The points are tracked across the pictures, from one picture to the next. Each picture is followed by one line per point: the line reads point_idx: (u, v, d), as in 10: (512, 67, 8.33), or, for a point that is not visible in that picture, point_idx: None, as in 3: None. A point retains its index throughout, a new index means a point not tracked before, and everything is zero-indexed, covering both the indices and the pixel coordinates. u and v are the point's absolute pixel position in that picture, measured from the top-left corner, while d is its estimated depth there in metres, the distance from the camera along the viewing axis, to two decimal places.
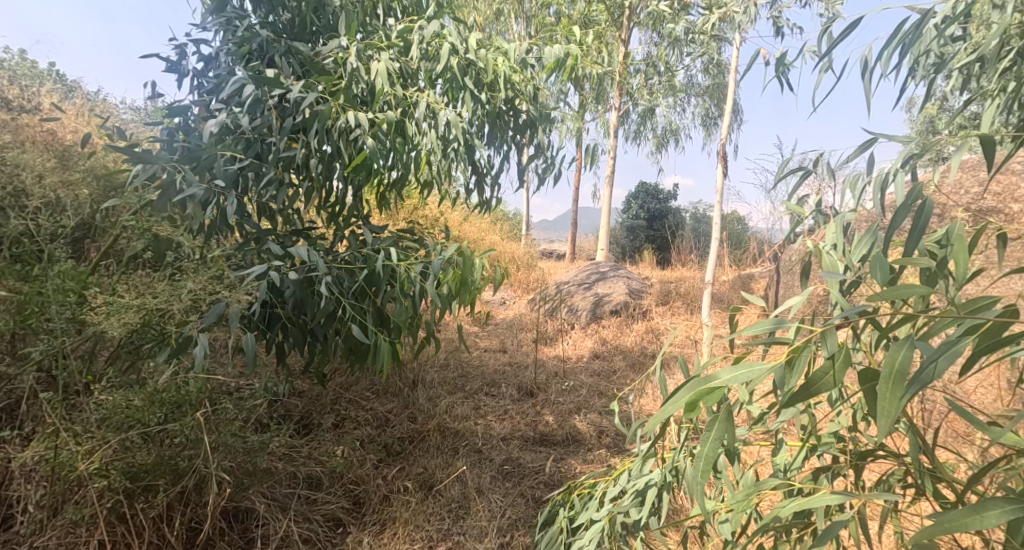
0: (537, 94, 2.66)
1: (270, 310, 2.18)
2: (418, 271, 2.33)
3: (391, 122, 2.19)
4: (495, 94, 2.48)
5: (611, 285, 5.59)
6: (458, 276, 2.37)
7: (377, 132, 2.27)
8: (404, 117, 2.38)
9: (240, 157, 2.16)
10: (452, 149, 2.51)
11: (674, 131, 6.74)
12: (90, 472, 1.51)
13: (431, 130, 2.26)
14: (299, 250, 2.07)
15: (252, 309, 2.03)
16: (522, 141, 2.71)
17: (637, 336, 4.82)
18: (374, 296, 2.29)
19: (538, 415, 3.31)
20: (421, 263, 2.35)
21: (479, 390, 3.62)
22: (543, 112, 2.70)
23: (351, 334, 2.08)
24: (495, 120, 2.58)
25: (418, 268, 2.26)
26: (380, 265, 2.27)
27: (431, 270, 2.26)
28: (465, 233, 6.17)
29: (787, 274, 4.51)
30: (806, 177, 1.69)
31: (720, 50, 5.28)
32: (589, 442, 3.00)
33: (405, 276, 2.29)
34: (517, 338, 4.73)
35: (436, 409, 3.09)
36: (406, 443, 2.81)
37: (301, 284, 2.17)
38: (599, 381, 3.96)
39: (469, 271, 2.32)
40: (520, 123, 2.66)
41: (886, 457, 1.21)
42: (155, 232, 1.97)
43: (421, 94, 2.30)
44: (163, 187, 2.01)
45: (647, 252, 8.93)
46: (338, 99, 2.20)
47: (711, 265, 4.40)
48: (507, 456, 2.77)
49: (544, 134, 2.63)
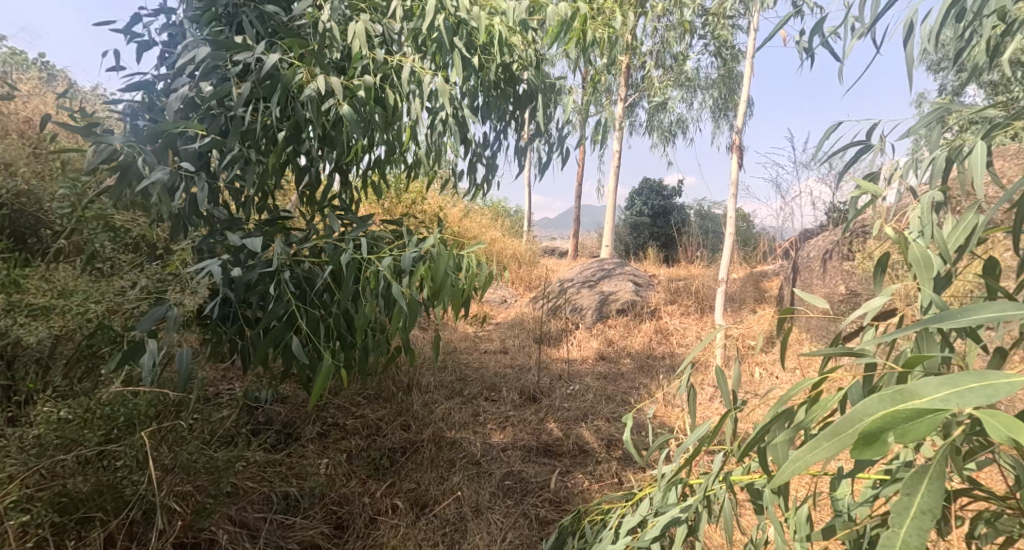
0: (538, 62, 2.50)
1: (229, 308, 1.95)
2: (394, 263, 2.07)
3: (370, 89, 2.04)
4: (491, 58, 2.35)
5: (618, 284, 5.34)
6: (431, 273, 2.05)
7: (356, 101, 2.12)
8: (385, 86, 2.24)
9: (202, 134, 1.99)
10: (444, 124, 2.36)
11: (682, 124, 6.48)
12: (6, 506, 1.26)
13: (416, 99, 2.12)
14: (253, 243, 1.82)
15: (209, 308, 1.81)
16: (519, 116, 2.58)
17: (645, 337, 4.58)
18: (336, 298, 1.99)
19: (541, 423, 3.07)
20: (394, 257, 2.07)
21: (478, 395, 3.38)
22: (545, 85, 2.50)
23: (291, 346, 1.78)
24: (491, 90, 2.45)
25: (385, 261, 1.97)
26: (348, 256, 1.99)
27: (401, 265, 1.98)
28: (465, 229, 5.94)
29: (804, 272, 4.25)
30: (865, 152, 1.48)
31: (733, 34, 5.00)
32: (596, 453, 2.76)
33: (375, 270, 2.01)
34: (519, 339, 4.49)
35: (431, 417, 2.87)
36: (397, 454, 2.57)
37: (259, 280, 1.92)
38: (606, 385, 3.71)
39: (440, 267, 1.99)
40: (517, 95, 2.50)
41: (983, 499, 0.97)
42: (111, 222, 1.76)
43: (405, 59, 2.16)
44: (120, 171, 1.77)
45: (652, 250, 8.67)
46: (311, 65, 2.03)
47: (724, 263, 4.15)
48: (507, 470, 2.53)
49: (545, 108, 2.46)
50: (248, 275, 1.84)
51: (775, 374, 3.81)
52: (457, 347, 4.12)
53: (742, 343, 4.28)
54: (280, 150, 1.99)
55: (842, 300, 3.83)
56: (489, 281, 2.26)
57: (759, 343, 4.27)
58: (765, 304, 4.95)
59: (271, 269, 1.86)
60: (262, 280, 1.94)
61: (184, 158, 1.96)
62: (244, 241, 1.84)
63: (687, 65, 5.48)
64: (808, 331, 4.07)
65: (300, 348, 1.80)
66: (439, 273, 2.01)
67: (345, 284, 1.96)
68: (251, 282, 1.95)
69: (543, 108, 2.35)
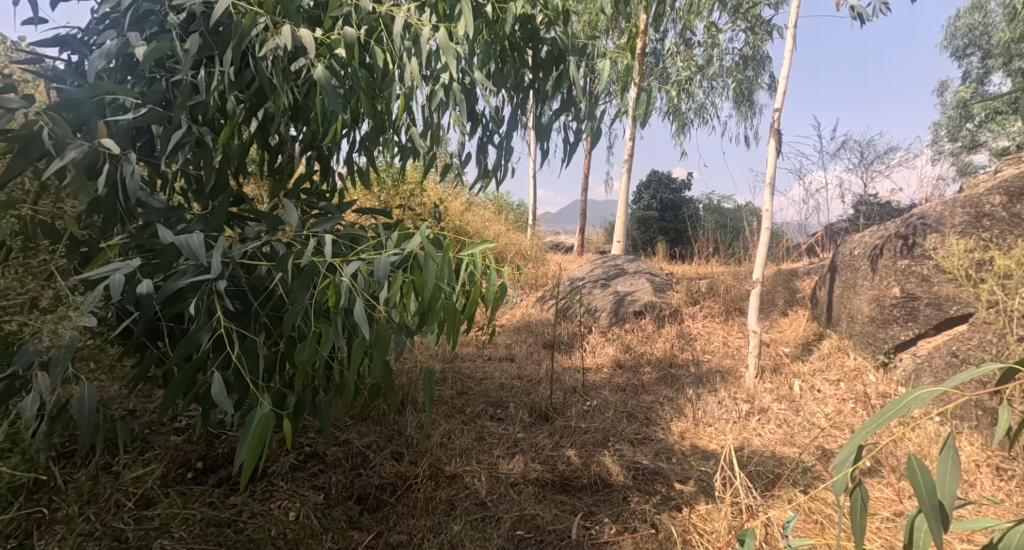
0: (565, 19, 2.17)
1: (157, 323, 1.59)
2: (366, 269, 1.63)
3: (350, 45, 1.75)
4: (508, 10, 2.04)
5: (634, 282, 4.88)
6: (417, 284, 1.60)
7: (335, 63, 1.88)
8: (372, 40, 2.00)
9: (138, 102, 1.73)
10: (451, 95, 2.14)
11: (700, 109, 6.03)
12: None
13: (411, 61, 1.86)
14: (183, 240, 1.40)
15: (122, 327, 1.45)
16: (543, 85, 2.30)
17: (666, 341, 4.13)
18: (287, 316, 1.53)
19: (557, 449, 2.64)
20: (367, 264, 1.62)
21: (482, 413, 2.96)
22: (573, 46, 2.21)
23: (212, 388, 1.38)
24: (507, 51, 2.14)
25: (353, 270, 1.51)
26: (304, 261, 1.53)
27: (374, 274, 1.54)
28: (468, 222, 5.48)
29: (846, 271, 3.80)
30: None
31: (767, 9, 4.54)
32: (623, 488, 2.32)
33: (337, 281, 1.55)
34: (527, 345, 4.05)
35: (429, 443, 2.46)
36: (385, 493, 2.15)
37: (183, 291, 1.54)
38: (627, 399, 3.28)
39: (430, 277, 1.56)
40: (541, 59, 2.24)
41: None
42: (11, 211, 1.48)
43: (397, 10, 1.90)
44: (25, 146, 1.46)
45: (660, 246, 8.19)
46: (277, 14, 1.79)
47: (760, 260, 3.68)
48: (518, 514, 2.11)
49: (574, 71, 2.18)
50: (174, 283, 1.45)
51: (818, 387, 3.36)
52: (459, 354, 3.69)
53: (776, 350, 3.83)
54: (235, 124, 1.72)
55: (894, 303, 3.38)
56: (496, 295, 1.84)
57: (795, 349, 3.82)
58: (797, 306, 4.49)
59: (202, 277, 1.45)
60: (195, 289, 1.54)
61: (114, 133, 1.70)
62: (177, 240, 1.42)
63: (714, 43, 5.01)
64: (853, 337, 3.63)
65: (221, 390, 1.38)
66: (430, 283, 1.56)
67: (299, 297, 1.53)
68: (182, 290, 1.55)
69: (576, 72, 2.07)
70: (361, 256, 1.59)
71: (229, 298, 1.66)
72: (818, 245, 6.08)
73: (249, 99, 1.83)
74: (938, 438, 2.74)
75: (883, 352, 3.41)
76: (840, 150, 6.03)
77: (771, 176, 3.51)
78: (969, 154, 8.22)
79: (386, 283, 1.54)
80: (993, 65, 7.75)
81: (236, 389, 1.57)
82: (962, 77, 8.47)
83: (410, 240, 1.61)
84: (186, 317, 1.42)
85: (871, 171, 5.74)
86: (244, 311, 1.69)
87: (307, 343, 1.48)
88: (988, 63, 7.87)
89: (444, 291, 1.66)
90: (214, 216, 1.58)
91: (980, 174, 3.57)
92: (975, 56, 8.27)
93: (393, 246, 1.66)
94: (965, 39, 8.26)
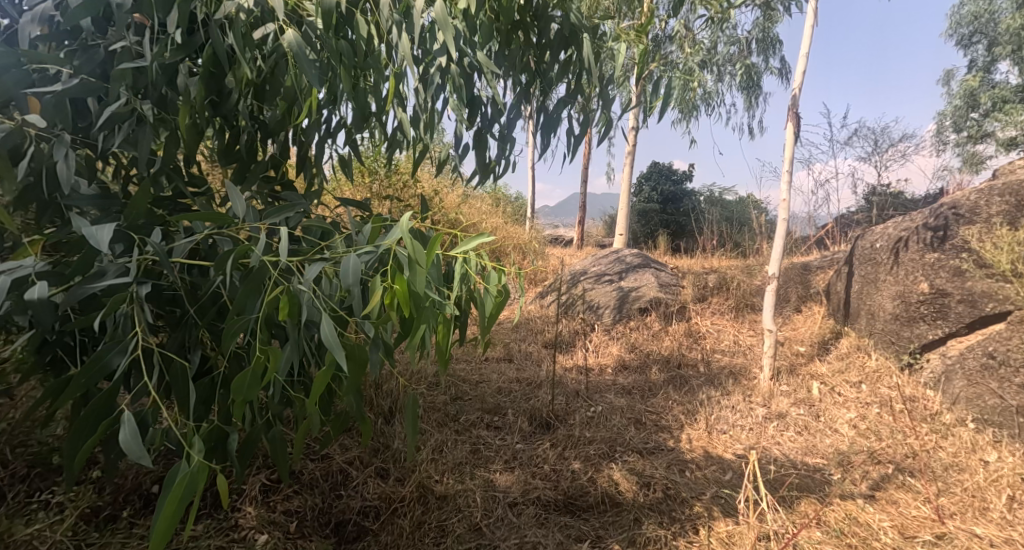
0: None
1: (71, 335, 1.41)
2: (335, 269, 1.39)
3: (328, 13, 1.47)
4: None
5: (638, 278, 4.63)
6: (399, 292, 1.35)
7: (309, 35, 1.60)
8: (356, 9, 1.69)
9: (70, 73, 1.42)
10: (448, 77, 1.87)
11: (706, 96, 5.75)
12: None
13: (404, 35, 1.59)
14: (100, 233, 1.23)
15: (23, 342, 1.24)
16: (549, 68, 2.03)
17: (674, 340, 3.89)
18: (228, 327, 1.29)
19: (560, 461, 2.40)
20: (334, 264, 1.38)
21: (478, 421, 2.72)
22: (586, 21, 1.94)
23: (120, 435, 1.15)
24: (507, 30, 1.86)
25: (316, 276, 1.28)
26: (252, 260, 1.28)
27: (343, 277, 1.29)
28: (464, 216, 5.22)
29: (866, 265, 3.56)
30: None
31: None
32: (634, 508, 2.09)
33: (294, 287, 1.30)
34: (526, 344, 3.80)
35: (417, 457, 2.23)
36: (367, 520, 1.93)
37: (100, 298, 1.34)
38: (634, 403, 3.05)
39: (415, 283, 1.31)
40: (548, 41, 1.96)
41: None
42: None
43: None
44: None
45: (662, 240, 7.94)
46: None
47: (776, 254, 3.43)
48: (516, 542, 1.90)
49: (590, 50, 1.91)
50: (86, 287, 1.24)
51: (838, 390, 3.12)
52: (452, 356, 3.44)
53: (791, 349, 3.59)
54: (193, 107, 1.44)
55: (922, 300, 3.16)
56: (498, 304, 1.60)
57: (811, 348, 3.58)
58: (811, 302, 4.25)
59: (121, 279, 1.25)
60: (109, 297, 1.33)
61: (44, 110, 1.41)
62: (89, 232, 1.24)
63: (726, 25, 4.74)
64: (872, 336, 3.41)
65: (131, 434, 1.16)
66: (416, 291, 1.31)
67: (246, 305, 1.29)
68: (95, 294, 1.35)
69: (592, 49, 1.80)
70: (326, 256, 1.35)
71: (159, 304, 1.45)
72: (827, 237, 5.84)
73: (200, 69, 1.51)
74: (975, 448, 2.50)
75: (907, 352, 3.17)
76: (852, 139, 5.77)
77: (789, 166, 3.25)
78: (976, 144, 7.97)
79: (357, 291, 1.30)
80: (1001, 53, 7.51)
81: (145, 432, 1.33)
82: (968, 65, 8.17)
83: (388, 235, 1.37)
84: (95, 331, 1.21)
85: (883, 161, 5.47)
86: (181, 319, 1.49)
87: (251, 370, 1.23)
88: (995, 51, 7.62)
89: (432, 299, 1.43)
90: (140, 204, 1.33)
91: (1014, 161, 3.32)
92: (982, 44, 7.99)
93: (371, 244, 1.41)
94: (970, 28, 7.98)
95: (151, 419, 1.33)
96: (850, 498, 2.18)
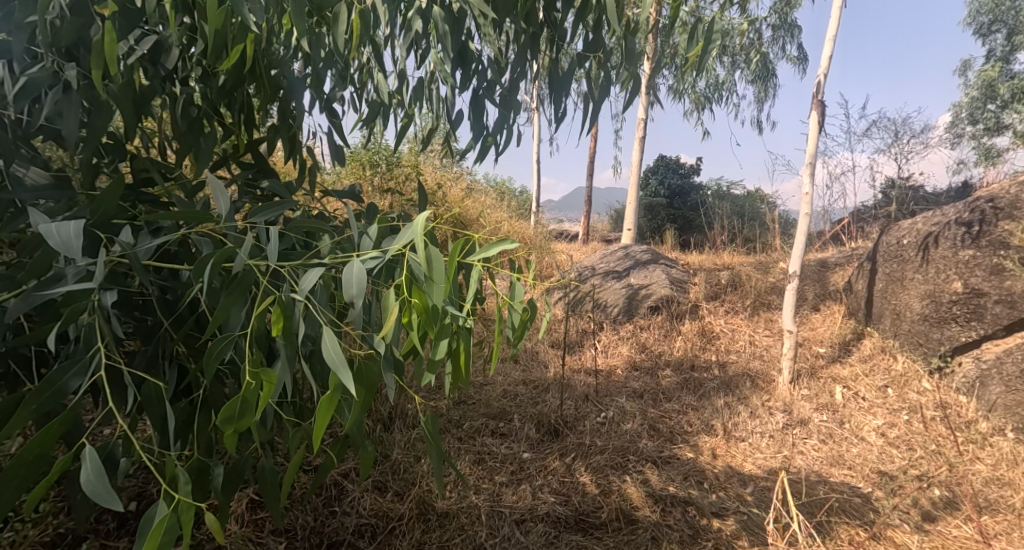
0: None
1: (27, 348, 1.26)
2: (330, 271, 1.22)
3: None
4: None
5: (648, 274, 4.45)
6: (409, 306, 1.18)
7: None
8: None
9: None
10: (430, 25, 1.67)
11: (717, 86, 5.56)
12: None
13: None
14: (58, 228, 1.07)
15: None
16: (559, 19, 1.84)
17: (686, 339, 3.72)
18: (211, 347, 1.13)
19: (570, 472, 2.24)
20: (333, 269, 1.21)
21: (482, 428, 2.56)
22: None
23: (80, 474, 0.95)
24: None
25: (313, 285, 1.11)
26: (236, 264, 1.11)
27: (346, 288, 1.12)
28: (467, 209, 5.04)
29: (891, 263, 3.38)
30: None
31: None
32: (650, 526, 1.93)
33: (288, 299, 1.13)
34: (531, 344, 3.63)
35: (416, 467, 2.07)
36: (362, 540, 1.77)
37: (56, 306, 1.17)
38: (646, 407, 2.88)
39: (432, 299, 1.15)
40: None
41: None
42: None
43: None
44: None
45: (670, 235, 7.75)
46: None
47: (796, 251, 3.25)
48: None
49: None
50: (41, 292, 1.09)
51: (862, 394, 2.94)
52: None
53: (811, 351, 3.41)
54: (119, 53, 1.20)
55: (955, 300, 3.00)
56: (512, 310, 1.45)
57: (832, 349, 3.40)
58: (830, 300, 4.07)
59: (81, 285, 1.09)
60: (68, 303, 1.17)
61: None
62: (46, 227, 1.08)
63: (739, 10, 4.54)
64: (897, 337, 3.23)
65: (93, 469, 0.95)
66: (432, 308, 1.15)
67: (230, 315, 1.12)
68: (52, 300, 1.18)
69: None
70: (325, 261, 1.18)
71: (127, 313, 1.30)
72: (842, 233, 5.65)
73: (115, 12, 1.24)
74: (1016, 460, 2.33)
75: (936, 355, 3.00)
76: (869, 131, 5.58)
77: (812, 157, 3.06)
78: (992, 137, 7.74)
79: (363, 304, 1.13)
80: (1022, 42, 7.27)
81: (113, 468, 1.15)
82: (986, 55, 7.92)
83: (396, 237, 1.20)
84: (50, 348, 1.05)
85: (902, 153, 5.26)
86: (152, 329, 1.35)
87: (243, 396, 1.06)
88: (1015, 40, 7.39)
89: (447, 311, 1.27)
90: (109, 202, 1.20)
91: None
92: (1001, 32, 7.72)
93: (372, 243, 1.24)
94: (990, 16, 7.72)
95: (120, 452, 1.15)
96: (885, 517, 2.02)
